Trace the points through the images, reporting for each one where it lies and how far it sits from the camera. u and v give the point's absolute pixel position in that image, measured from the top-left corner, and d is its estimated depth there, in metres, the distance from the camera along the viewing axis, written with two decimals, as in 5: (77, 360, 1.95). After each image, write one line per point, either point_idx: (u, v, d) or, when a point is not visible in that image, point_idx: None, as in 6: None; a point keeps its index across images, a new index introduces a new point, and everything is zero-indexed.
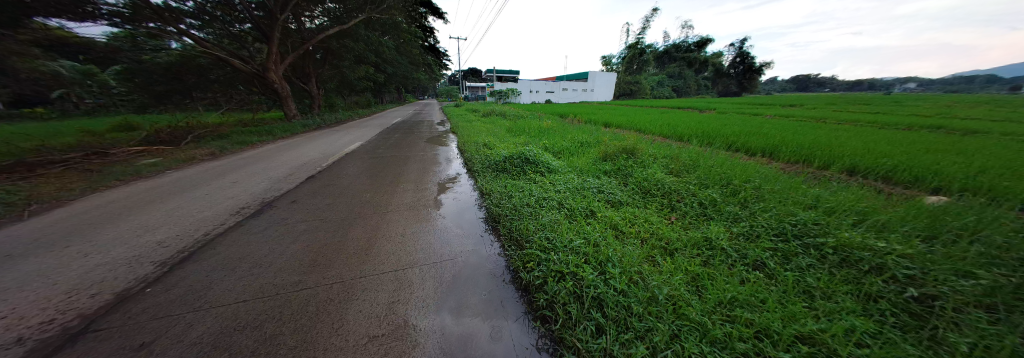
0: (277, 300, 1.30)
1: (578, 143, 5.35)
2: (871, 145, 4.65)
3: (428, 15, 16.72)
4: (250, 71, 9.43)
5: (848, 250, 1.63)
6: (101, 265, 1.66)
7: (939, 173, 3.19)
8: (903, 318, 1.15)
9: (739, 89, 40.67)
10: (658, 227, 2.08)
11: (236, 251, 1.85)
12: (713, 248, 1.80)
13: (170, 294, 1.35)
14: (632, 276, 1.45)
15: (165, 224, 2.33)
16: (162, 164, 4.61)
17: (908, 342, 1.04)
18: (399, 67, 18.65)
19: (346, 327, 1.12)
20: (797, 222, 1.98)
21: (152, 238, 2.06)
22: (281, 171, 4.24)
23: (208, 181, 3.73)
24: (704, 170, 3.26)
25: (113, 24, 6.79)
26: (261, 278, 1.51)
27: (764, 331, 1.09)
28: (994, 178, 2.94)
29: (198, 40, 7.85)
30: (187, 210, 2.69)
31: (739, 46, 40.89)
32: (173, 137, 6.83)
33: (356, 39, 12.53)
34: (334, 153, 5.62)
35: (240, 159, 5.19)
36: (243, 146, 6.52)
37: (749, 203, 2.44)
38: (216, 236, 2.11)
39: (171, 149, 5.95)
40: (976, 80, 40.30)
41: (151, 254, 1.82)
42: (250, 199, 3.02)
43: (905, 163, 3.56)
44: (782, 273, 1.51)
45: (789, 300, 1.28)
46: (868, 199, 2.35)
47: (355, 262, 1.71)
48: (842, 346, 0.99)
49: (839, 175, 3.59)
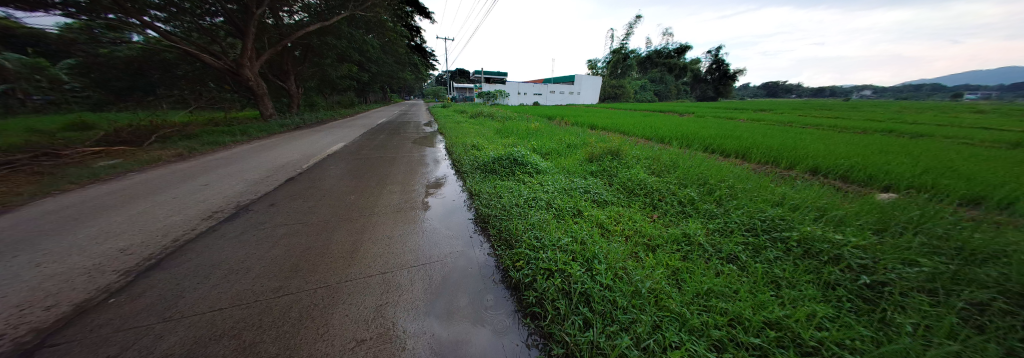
0: (257, 306, 1.25)
1: (565, 145, 5.45)
2: (832, 147, 5.05)
3: (413, 14, 16.50)
4: (224, 68, 8.94)
5: (809, 243, 1.78)
6: (56, 276, 1.52)
7: (889, 172, 3.52)
8: (856, 303, 1.28)
9: (716, 94, 42.60)
10: (641, 224, 2.18)
11: (210, 257, 1.76)
12: (692, 244, 1.90)
13: (137, 304, 1.27)
14: (617, 271, 1.51)
15: (128, 231, 2.16)
16: (123, 166, 4.27)
17: (861, 324, 1.16)
18: (384, 67, 18.20)
19: (331, 332, 1.10)
20: (766, 218, 2.14)
21: (113, 246, 1.91)
22: (258, 173, 4.04)
23: (177, 184, 3.49)
24: (683, 170, 3.44)
25: (67, 15, 6.33)
26: (239, 285, 1.44)
27: (736, 319, 1.17)
28: (933, 177, 3.30)
29: (164, 33, 7.35)
30: (153, 214, 2.51)
31: (715, 53, 43.10)
32: (135, 137, 6.34)
33: (338, 37, 12.13)
34: (316, 154, 5.43)
35: (210, 161, 4.86)
36: (215, 147, 6.14)
37: (724, 201, 2.60)
38: (187, 242, 1.99)
39: (132, 150, 5.51)
40: (923, 88, 44.24)
41: (114, 262, 1.69)
42: (225, 203, 2.86)
43: (859, 163, 3.93)
44: (752, 264, 1.62)
45: (758, 290, 1.38)
46: (827, 196, 2.57)
47: (340, 266, 1.68)
48: (805, 330, 1.09)
49: (804, 174, 3.89)
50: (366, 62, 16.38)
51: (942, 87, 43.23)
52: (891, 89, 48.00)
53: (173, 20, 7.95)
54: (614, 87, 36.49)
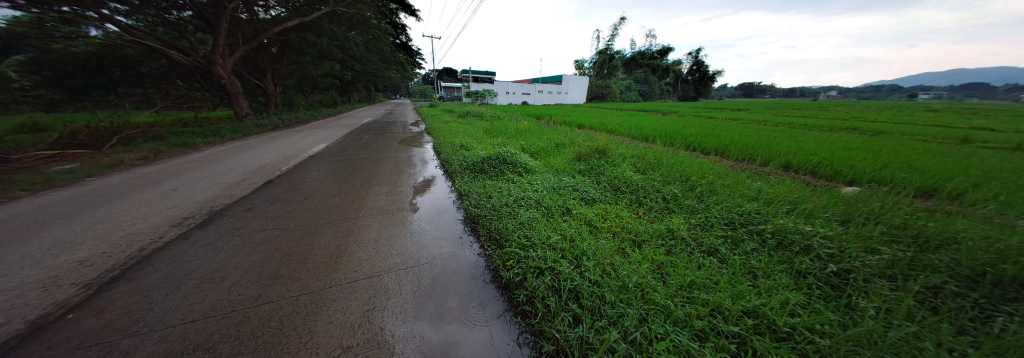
0: (234, 316, 1.20)
1: (553, 144, 5.50)
2: (803, 144, 5.36)
3: (398, 11, 16.12)
4: (193, 65, 8.41)
5: (782, 234, 1.89)
6: (5, 292, 1.38)
7: (852, 168, 3.78)
8: (825, 290, 1.38)
9: (697, 94, 44.22)
10: (627, 221, 2.24)
11: (182, 266, 1.65)
12: (675, 238, 1.98)
13: (99, 319, 1.17)
14: (605, 267, 1.55)
15: (87, 241, 1.99)
16: (80, 171, 3.94)
17: (830, 309, 1.24)
18: (368, 65, 17.71)
19: (316, 340, 1.06)
20: (743, 212, 2.25)
21: (70, 257, 1.76)
22: (232, 177, 3.82)
23: (142, 189, 3.25)
24: (667, 167, 3.56)
25: (14, 7, 5.76)
26: (214, 295, 1.37)
27: (717, 309, 1.23)
28: (891, 171, 3.57)
29: (127, 28, 6.85)
30: (116, 222, 2.33)
31: (696, 55, 44.76)
32: (93, 139, 5.86)
33: (319, 33, 11.67)
34: (296, 156, 5.21)
35: (179, 164, 4.56)
36: (185, 149, 5.77)
37: (704, 196, 2.72)
38: (155, 251, 1.86)
39: (90, 154, 5.10)
40: (883, 89, 47.65)
41: (72, 274, 1.56)
42: (198, 208, 2.70)
43: (827, 159, 4.19)
44: (731, 257, 1.69)
45: (737, 280, 1.46)
46: (798, 190, 2.73)
47: (324, 271, 1.62)
48: (779, 317, 1.17)
49: (778, 170, 4.11)
50: (349, 60, 15.87)
51: (899, 88, 46.70)
52: (854, 90, 51.48)
53: (136, 14, 7.40)
54: (601, 87, 37.17)
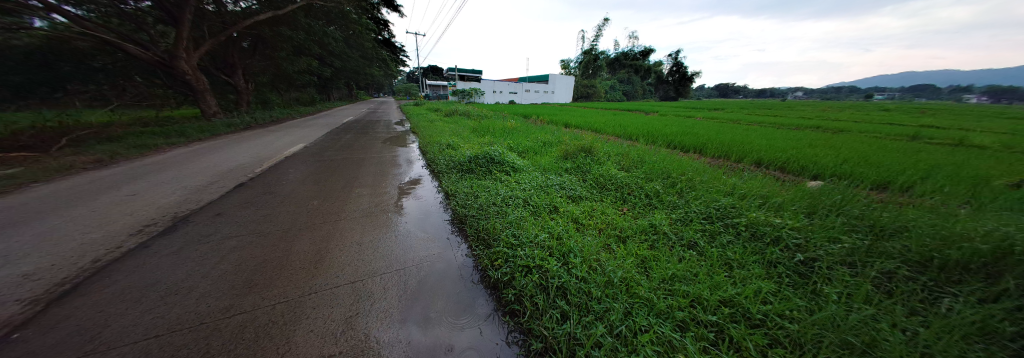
0: (202, 330, 1.11)
1: (541, 143, 5.54)
2: (773, 141, 5.73)
3: (379, 6, 15.62)
4: (154, 60, 7.78)
5: (755, 226, 2.00)
6: None
7: (816, 163, 4.09)
8: (794, 278, 1.47)
9: (677, 94, 45.97)
10: (613, 217, 2.29)
11: (142, 278, 1.53)
12: (657, 233, 2.05)
13: (46, 338, 1.06)
14: (592, 263, 1.58)
15: (33, 252, 1.80)
16: (22, 175, 3.55)
17: (798, 295, 1.33)
18: (348, 62, 17.04)
19: (295, 350, 1.01)
20: (719, 206, 2.37)
21: (10, 272, 1.57)
22: (200, 180, 3.57)
23: (95, 195, 2.96)
24: (650, 165, 3.68)
25: None
26: (180, 307, 1.27)
27: (696, 300, 1.28)
28: (849, 165, 3.88)
29: (76, 19, 6.23)
30: (65, 232, 2.11)
31: (676, 56, 46.50)
32: (38, 141, 5.29)
33: (294, 28, 11.12)
34: (271, 157, 4.94)
35: (139, 167, 4.21)
36: (145, 151, 5.32)
37: (684, 192, 2.83)
38: (112, 261, 1.71)
39: (33, 156, 4.59)
40: (843, 90, 51.52)
41: (12, 291, 1.39)
42: (163, 214, 2.50)
43: (794, 155, 4.50)
44: (709, 249, 1.78)
45: (714, 272, 1.53)
46: (769, 184, 2.91)
47: (302, 278, 1.55)
48: (753, 305, 1.23)
49: (751, 166, 4.36)
50: (328, 56, 15.23)
51: (856, 89, 50.61)
52: (818, 91, 55.33)
53: (86, 3, 6.75)
54: (586, 87, 37.85)
